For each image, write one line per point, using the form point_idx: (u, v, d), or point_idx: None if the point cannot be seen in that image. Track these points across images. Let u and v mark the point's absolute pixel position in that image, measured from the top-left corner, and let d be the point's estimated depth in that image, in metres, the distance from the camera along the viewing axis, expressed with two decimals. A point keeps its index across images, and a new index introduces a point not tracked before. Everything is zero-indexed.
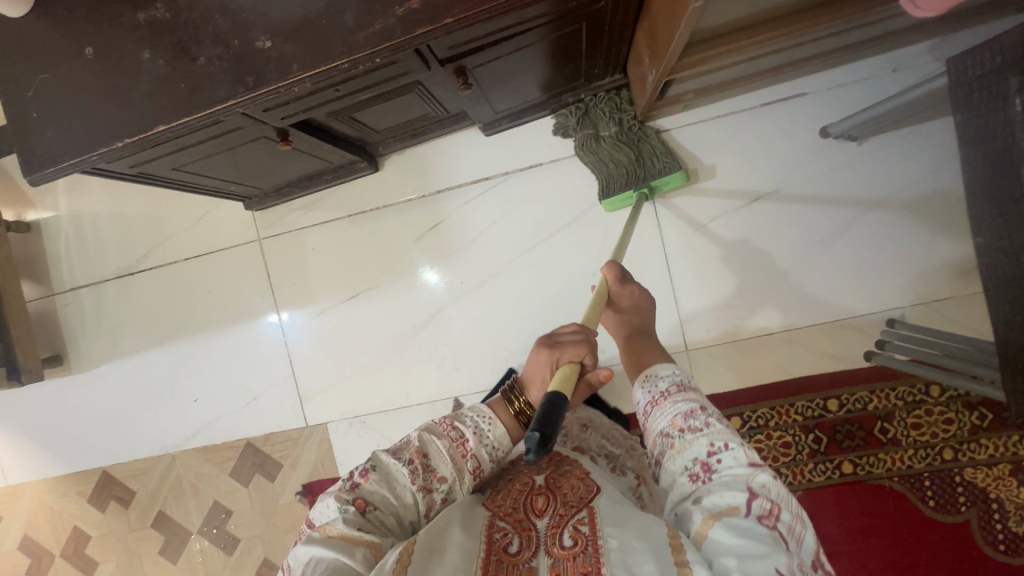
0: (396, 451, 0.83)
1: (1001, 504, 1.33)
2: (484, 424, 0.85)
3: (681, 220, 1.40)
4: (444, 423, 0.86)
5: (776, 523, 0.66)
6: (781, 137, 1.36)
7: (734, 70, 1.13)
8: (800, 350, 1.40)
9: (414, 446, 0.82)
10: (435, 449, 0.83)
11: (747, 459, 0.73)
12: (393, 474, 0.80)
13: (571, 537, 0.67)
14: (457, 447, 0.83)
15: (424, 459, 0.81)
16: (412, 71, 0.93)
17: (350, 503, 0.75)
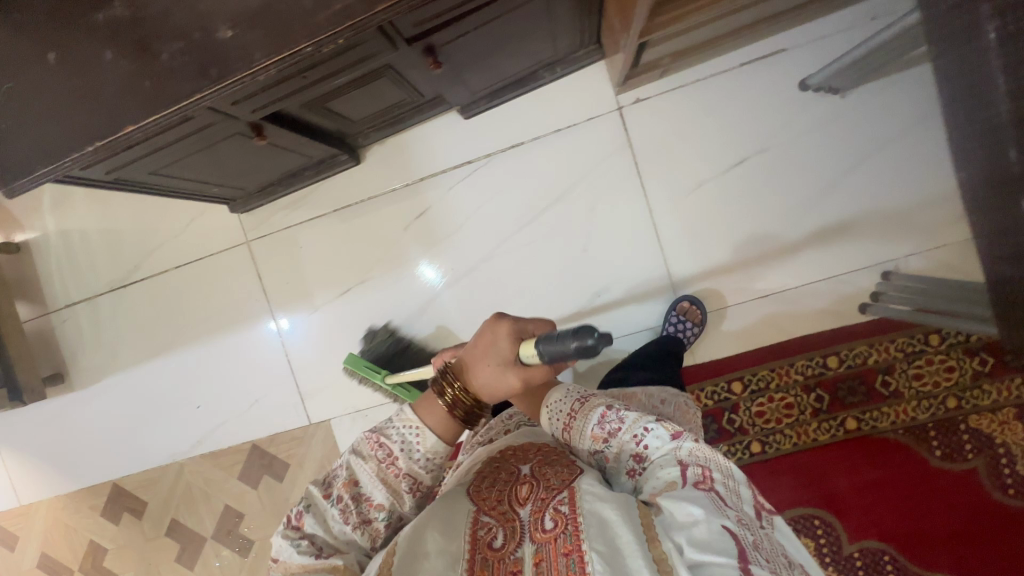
0: (328, 484, 0.78)
1: (1008, 449, 1.33)
2: (410, 435, 0.76)
3: (668, 189, 1.39)
4: (369, 441, 0.78)
5: (712, 484, 0.68)
6: (761, 96, 1.34)
7: (708, 29, 1.11)
8: (796, 309, 1.39)
9: (343, 479, 0.77)
10: (366, 476, 0.77)
11: (669, 433, 0.76)
12: (329, 508, 0.76)
13: (552, 519, 0.68)
14: (388, 468, 0.76)
15: (355, 490, 0.76)
16: (379, 53, 0.92)
17: (298, 542, 0.73)
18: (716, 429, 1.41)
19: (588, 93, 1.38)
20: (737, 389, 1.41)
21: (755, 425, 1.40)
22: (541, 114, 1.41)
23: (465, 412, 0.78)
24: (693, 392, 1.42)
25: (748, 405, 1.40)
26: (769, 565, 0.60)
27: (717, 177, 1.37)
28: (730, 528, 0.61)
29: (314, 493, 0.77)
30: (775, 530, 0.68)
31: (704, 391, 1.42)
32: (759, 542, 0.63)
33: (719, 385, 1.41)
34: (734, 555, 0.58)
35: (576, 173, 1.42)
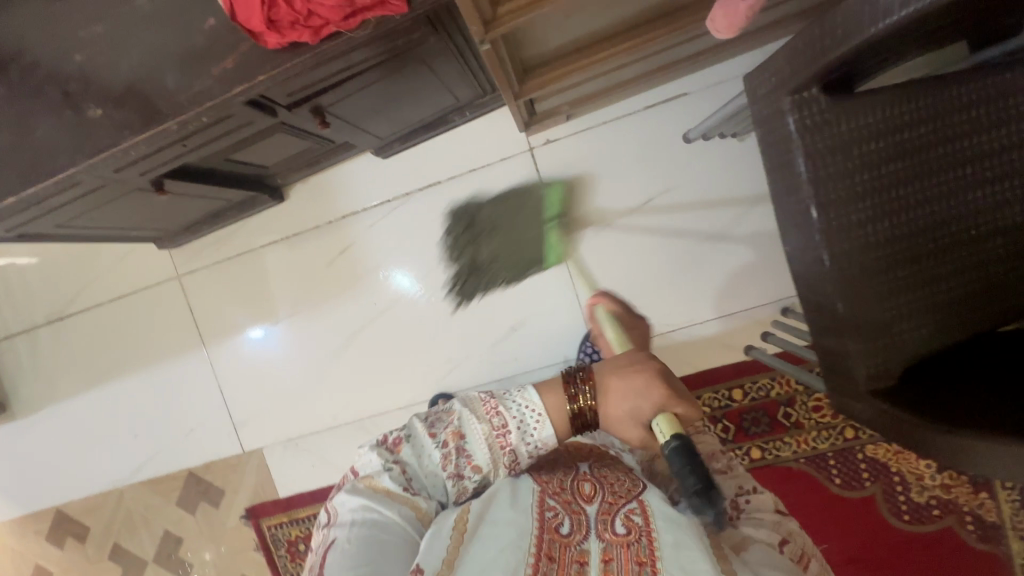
0: (436, 424, 0.80)
1: (902, 477, 1.40)
2: (528, 419, 0.77)
3: (579, 226, 1.43)
4: (488, 404, 0.79)
5: (805, 567, 0.67)
6: (664, 138, 1.38)
7: (596, 83, 1.15)
8: (703, 343, 1.44)
9: (451, 426, 0.78)
10: (475, 434, 0.77)
11: (774, 505, 0.74)
12: (432, 448, 0.78)
13: (625, 525, 0.68)
14: (497, 437, 0.77)
15: (459, 442, 0.78)
16: (257, 120, 0.95)
17: (390, 465, 0.77)
18: None
19: (499, 135, 1.42)
20: None
21: None
22: (456, 154, 1.45)
23: (583, 422, 0.77)
24: None
25: None
26: None
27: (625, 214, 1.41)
28: None
29: (423, 428, 0.80)
30: None
31: None
32: None
33: None
34: None
35: None
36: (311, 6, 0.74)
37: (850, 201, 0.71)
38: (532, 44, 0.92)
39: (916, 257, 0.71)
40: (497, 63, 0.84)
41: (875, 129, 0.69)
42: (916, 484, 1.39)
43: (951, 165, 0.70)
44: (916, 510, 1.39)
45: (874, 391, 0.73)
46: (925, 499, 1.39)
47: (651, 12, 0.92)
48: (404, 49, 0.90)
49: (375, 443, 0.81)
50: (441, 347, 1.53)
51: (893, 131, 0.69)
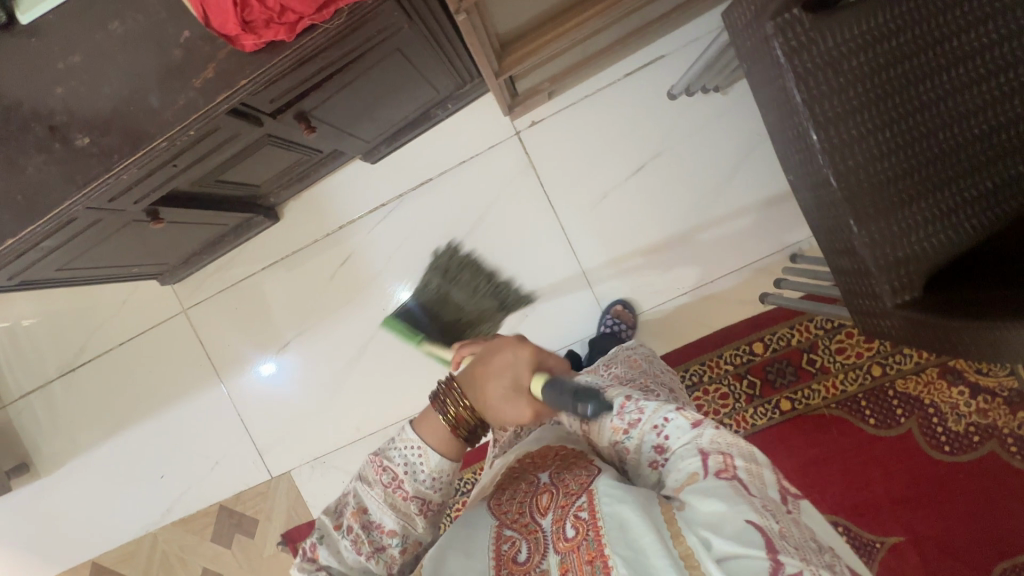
0: (338, 513, 0.72)
1: (937, 408, 1.39)
2: (415, 459, 0.71)
3: (576, 203, 1.43)
4: (373, 465, 0.73)
5: (736, 471, 0.62)
6: (647, 103, 1.38)
7: (572, 54, 1.16)
8: (717, 302, 1.43)
9: (353, 510, 0.72)
10: (375, 502, 0.72)
11: (689, 423, 0.70)
12: (342, 538, 0.71)
13: (573, 527, 0.64)
14: (395, 492, 0.72)
15: (365, 518, 0.71)
16: (244, 131, 0.95)
17: (311, 573, 0.69)
18: None
19: (484, 124, 1.43)
20: None
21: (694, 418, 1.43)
22: (443, 149, 1.45)
23: (470, 430, 0.71)
24: None
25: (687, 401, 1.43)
26: (802, 554, 0.54)
27: (620, 184, 1.41)
28: (758, 525, 0.55)
29: (326, 525, 0.72)
30: (803, 513, 0.63)
31: None
32: (791, 530, 0.58)
33: None
34: (761, 546, 0.53)
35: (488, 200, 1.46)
36: (283, 2, 0.73)
37: (848, 119, 0.70)
38: (506, 17, 0.92)
39: (924, 165, 0.71)
40: (472, 38, 0.84)
41: (861, 43, 0.69)
42: (952, 413, 1.38)
43: (941, 69, 0.70)
44: (956, 439, 1.37)
45: (902, 304, 0.72)
46: (963, 427, 1.37)
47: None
48: (379, 38, 0.91)
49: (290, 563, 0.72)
50: None
51: (881, 41, 0.69)
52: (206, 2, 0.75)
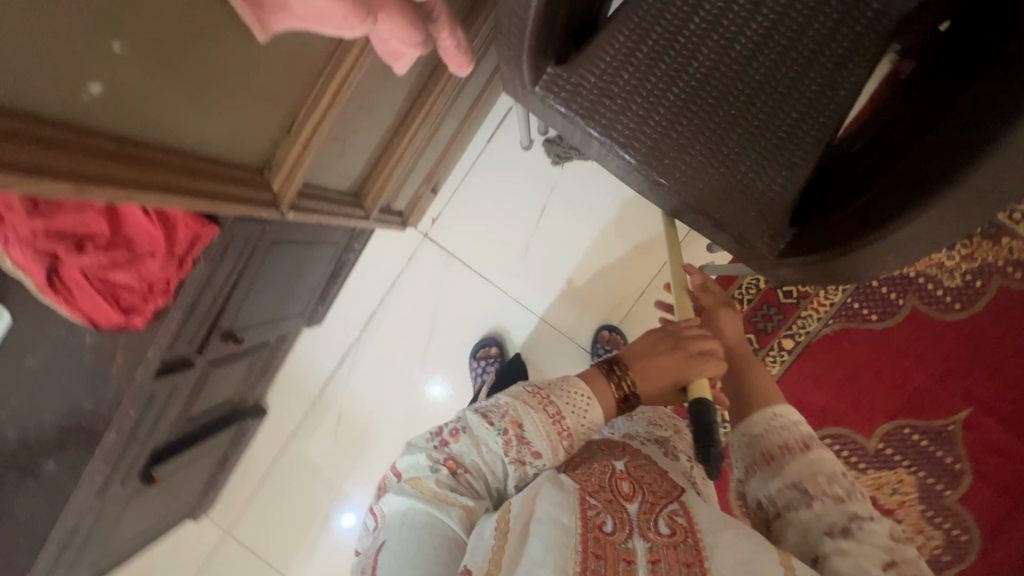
0: (485, 413, 0.67)
1: (926, 274, 1.36)
2: (580, 405, 0.67)
3: (506, 266, 1.48)
4: (537, 393, 0.68)
5: None
6: (519, 153, 1.45)
7: (427, 158, 1.24)
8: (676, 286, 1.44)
9: (507, 411, 0.66)
10: (531, 422, 0.66)
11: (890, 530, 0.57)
12: (489, 440, 0.66)
13: (669, 526, 0.60)
14: (555, 425, 0.66)
15: (517, 431, 0.65)
16: (181, 380, 1.02)
17: (440, 463, 0.64)
18: None
19: (394, 242, 1.51)
20: None
21: None
22: (373, 281, 1.53)
23: (625, 403, 0.71)
24: None
25: None
26: None
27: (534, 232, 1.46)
28: None
29: (475, 417, 0.67)
30: None
31: None
32: None
33: None
34: None
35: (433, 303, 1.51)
36: (147, 278, 0.82)
37: (644, 128, 0.75)
38: (342, 178, 0.98)
39: (730, 129, 0.75)
40: (317, 214, 0.91)
41: (618, 67, 0.75)
42: (942, 271, 1.35)
43: (696, 49, 0.75)
44: (960, 293, 1.34)
45: (783, 252, 0.75)
46: (961, 279, 1.34)
47: (419, 82, 0.99)
48: (251, 250, 0.99)
49: (421, 441, 0.68)
50: None
51: (632, 57, 0.75)
52: (83, 307, 0.80)
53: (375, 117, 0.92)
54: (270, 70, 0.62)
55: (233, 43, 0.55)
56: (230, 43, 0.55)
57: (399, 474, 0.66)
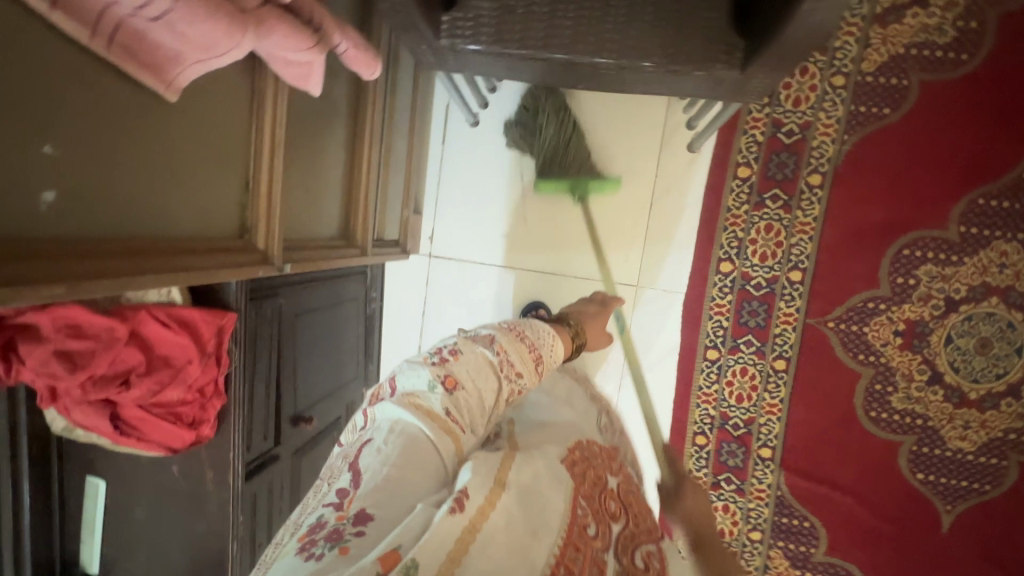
0: (480, 337, 0.88)
1: (919, 40, 1.25)
2: (549, 341, 0.94)
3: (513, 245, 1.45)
4: (515, 330, 0.92)
5: None
6: (472, 138, 1.43)
7: (392, 181, 1.26)
8: (677, 180, 1.41)
9: (499, 340, 0.88)
10: (513, 349, 0.88)
11: None
12: (484, 357, 0.85)
13: (643, 559, 0.64)
14: (531, 352, 0.90)
15: (504, 356, 0.86)
16: (266, 474, 1.04)
17: (439, 381, 0.79)
18: (762, 305, 1.38)
19: (404, 274, 1.53)
20: (729, 268, 1.38)
21: (772, 267, 1.37)
22: (403, 320, 1.54)
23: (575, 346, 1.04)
24: (714, 305, 1.40)
25: (751, 263, 1.37)
26: None
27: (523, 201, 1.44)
28: None
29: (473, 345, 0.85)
30: None
31: (716, 297, 1.40)
32: None
33: (718, 279, 1.40)
34: None
35: (468, 313, 1.50)
36: (197, 385, 0.84)
37: (557, 18, 0.74)
38: (319, 224, 1.00)
39: None
40: (315, 260, 0.93)
41: None
42: (934, 29, 1.24)
43: None
44: (963, 40, 1.23)
45: (746, 63, 0.74)
46: (957, 26, 1.23)
47: (344, 105, 1.01)
48: (277, 327, 1.01)
49: (423, 359, 0.83)
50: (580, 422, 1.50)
51: None
52: (159, 439, 0.85)
53: (321, 153, 0.95)
54: (192, 137, 0.66)
55: (141, 122, 0.60)
56: (139, 124, 0.60)
57: (395, 388, 0.80)
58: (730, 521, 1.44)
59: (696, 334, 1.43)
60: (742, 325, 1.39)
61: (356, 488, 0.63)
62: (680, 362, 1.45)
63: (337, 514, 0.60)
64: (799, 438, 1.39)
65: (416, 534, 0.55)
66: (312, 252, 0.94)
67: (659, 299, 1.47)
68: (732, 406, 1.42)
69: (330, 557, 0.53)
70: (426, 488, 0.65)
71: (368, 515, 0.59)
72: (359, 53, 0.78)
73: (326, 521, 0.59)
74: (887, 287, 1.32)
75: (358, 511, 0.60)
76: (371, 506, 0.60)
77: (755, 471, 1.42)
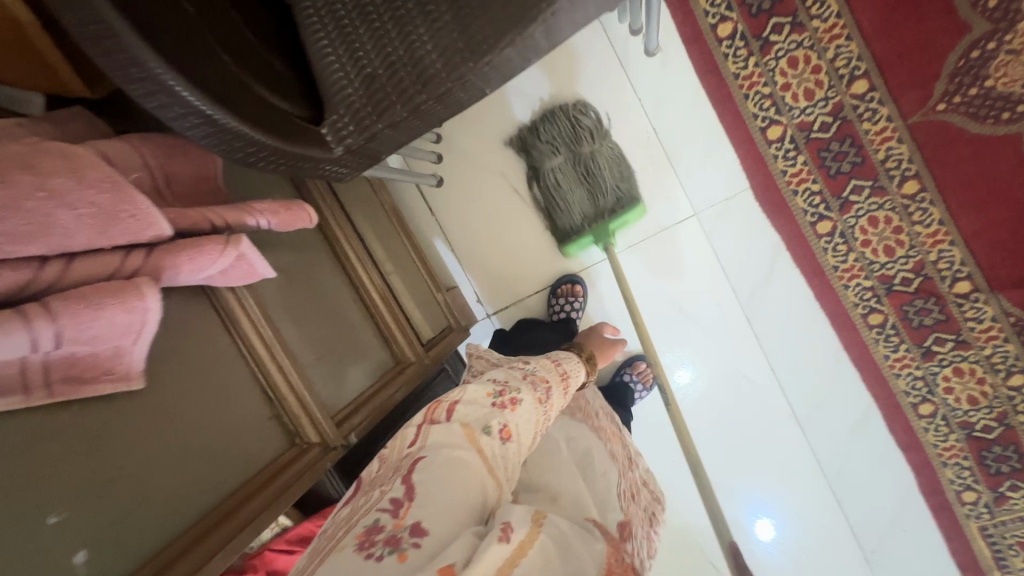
0: (538, 389, 0.84)
1: None
2: (580, 374, 0.96)
3: (554, 258, 1.36)
4: (559, 370, 0.91)
5: None
6: (454, 191, 1.37)
7: (411, 280, 1.23)
8: (664, 87, 1.21)
9: (553, 397, 0.84)
10: (558, 397, 0.86)
11: None
12: (535, 408, 0.81)
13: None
14: (569, 392, 0.90)
15: (550, 403, 0.84)
16: None
17: (495, 427, 0.75)
18: (845, 143, 1.12)
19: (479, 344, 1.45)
20: (779, 131, 1.15)
21: (824, 100, 1.11)
22: None
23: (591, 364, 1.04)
24: (788, 178, 1.17)
25: (800, 111, 1.13)
26: None
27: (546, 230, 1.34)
28: None
29: (534, 398, 0.81)
30: None
31: (786, 169, 1.17)
32: None
33: (776, 149, 1.17)
34: None
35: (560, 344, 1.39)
36: None
37: (418, 53, 0.65)
38: (362, 370, 0.98)
39: None
40: (372, 411, 0.92)
41: (351, 59, 0.67)
42: None
43: None
44: None
45: None
46: None
47: (320, 253, 0.99)
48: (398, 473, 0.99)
49: (484, 396, 0.79)
50: (737, 373, 1.31)
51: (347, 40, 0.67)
52: None
53: (327, 312, 0.95)
54: (201, 392, 0.70)
55: (155, 416, 0.64)
56: (142, 419, 0.63)
57: (451, 414, 0.75)
58: (976, 383, 1.14)
59: (790, 218, 1.19)
60: (837, 178, 1.14)
61: (410, 499, 0.62)
62: (791, 257, 1.21)
63: (393, 521, 0.59)
64: (992, 247, 1.07)
65: (467, 558, 0.56)
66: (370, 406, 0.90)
67: (727, 210, 1.23)
68: (886, 265, 1.14)
69: (388, 565, 0.55)
70: (472, 506, 0.64)
71: (424, 530, 0.58)
72: (280, 214, 0.74)
73: (382, 526, 0.59)
74: (985, 22, 0.99)
75: (414, 524, 0.59)
76: (427, 519, 0.60)
77: (966, 315, 1.11)
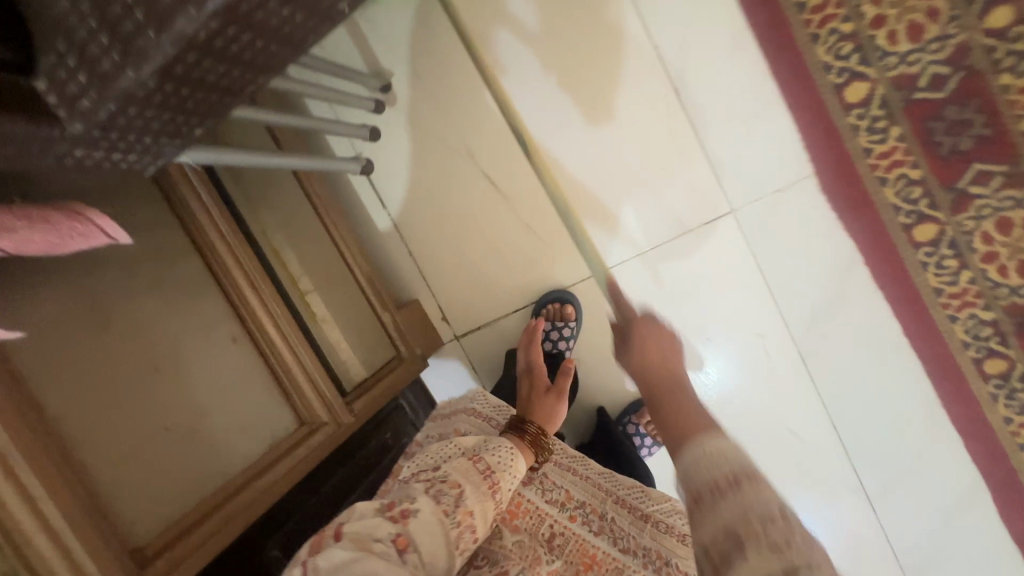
0: (443, 500, 0.58)
1: None
2: (508, 459, 0.67)
3: (539, 267, 1.03)
4: (475, 460, 0.65)
5: None
6: (408, 179, 1.04)
7: (335, 301, 0.92)
8: (693, 28, 0.84)
9: (466, 507, 0.58)
10: (475, 498, 0.60)
11: None
12: (444, 516, 0.57)
13: None
14: (494, 484, 0.63)
15: (464, 509, 0.58)
16: None
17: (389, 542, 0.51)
18: (968, 110, 0.75)
19: (445, 376, 1.12)
20: (864, 90, 0.78)
21: (937, 41, 0.74)
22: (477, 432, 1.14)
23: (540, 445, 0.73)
24: (875, 159, 0.80)
25: (898, 61, 0.76)
26: None
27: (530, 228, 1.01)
28: None
29: (434, 507, 0.56)
30: None
31: (872, 147, 0.80)
32: None
33: (857, 119, 0.80)
34: None
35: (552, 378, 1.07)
36: None
37: None
38: (234, 442, 0.67)
39: None
40: (242, 518, 0.61)
41: None
42: None
43: None
44: None
45: None
46: None
47: (176, 272, 0.68)
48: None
49: (371, 510, 0.55)
50: (787, 431, 0.94)
51: None
52: None
53: (180, 362, 0.64)
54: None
55: None
56: None
57: (338, 534, 0.50)
58: None
59: (875, 219, 0.82)
60: (950, 164, 0.77)
61: None
62: (871, 276, 0.85)
63: None
64: None
65: None
66: (231, 505, 0.61)
67: (778, 207, 0.86)
68: (1016, 289, 0.79)
69: None
70: None
71: None
72: (25, 233, 0.44)
73: None
74: None
75: None
76: None
77: None
